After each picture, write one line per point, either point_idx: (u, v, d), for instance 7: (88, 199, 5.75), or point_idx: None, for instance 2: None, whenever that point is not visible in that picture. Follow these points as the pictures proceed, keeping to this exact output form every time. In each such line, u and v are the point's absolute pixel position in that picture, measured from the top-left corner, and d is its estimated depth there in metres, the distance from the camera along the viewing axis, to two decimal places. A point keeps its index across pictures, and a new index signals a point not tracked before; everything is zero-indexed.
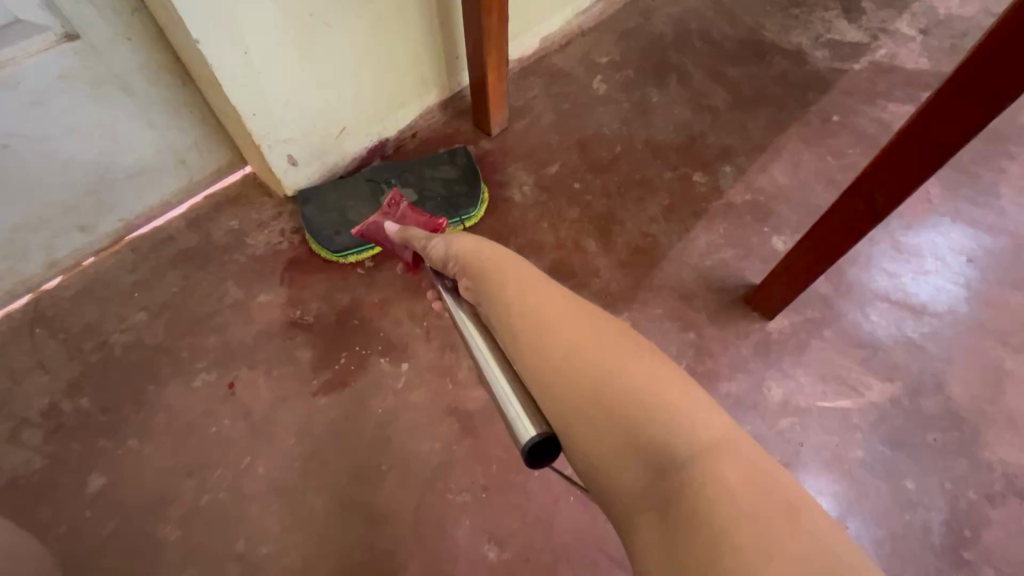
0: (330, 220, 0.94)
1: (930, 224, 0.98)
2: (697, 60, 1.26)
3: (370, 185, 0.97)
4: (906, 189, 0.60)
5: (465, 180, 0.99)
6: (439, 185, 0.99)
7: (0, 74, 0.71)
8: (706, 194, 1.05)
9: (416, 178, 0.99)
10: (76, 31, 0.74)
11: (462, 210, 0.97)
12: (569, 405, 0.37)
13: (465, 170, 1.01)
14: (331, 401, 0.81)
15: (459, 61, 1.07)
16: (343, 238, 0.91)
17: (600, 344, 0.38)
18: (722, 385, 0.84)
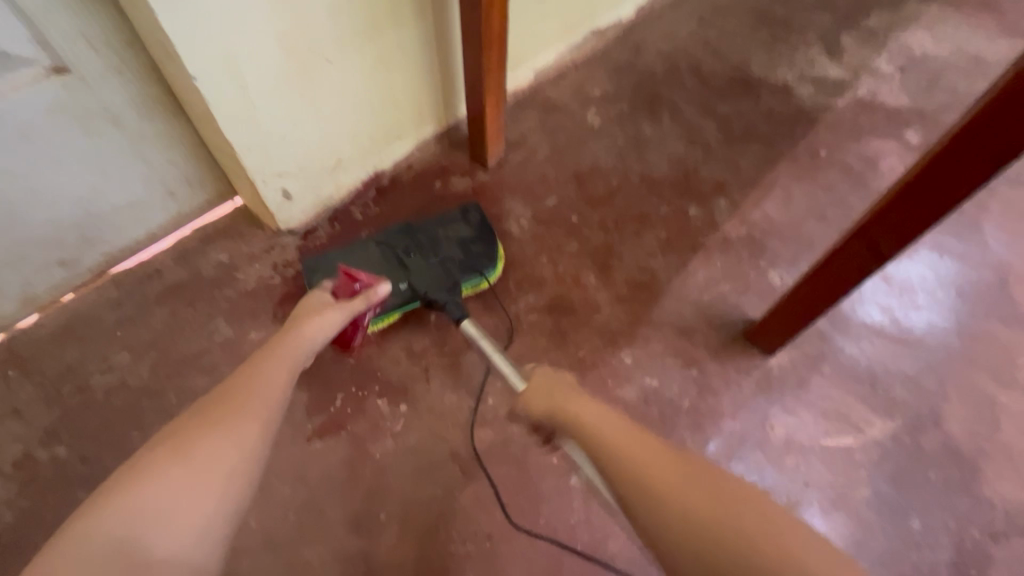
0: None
1: (918, 259, 1.00)
2: (688, 95, 1.29)
3: (382, 253, 0.88)
4: (910, 233, 0.61)
5: (483, 240, 0.92)
6: (455, 245, 0.91)
7: None
8: (702, 228, 1.06)
9: (429, 239, 0.91)
10: (67, 65, 0.71)
11: (482, 269, 0.90)
12: (714, 562, 0.42)
13: (480, 229, 0.94)
14: (327, 446, 0.78)
15: (457, 94, 1.07)
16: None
17: (728, 505, 0.45)
18: (725, 423, 0.83)
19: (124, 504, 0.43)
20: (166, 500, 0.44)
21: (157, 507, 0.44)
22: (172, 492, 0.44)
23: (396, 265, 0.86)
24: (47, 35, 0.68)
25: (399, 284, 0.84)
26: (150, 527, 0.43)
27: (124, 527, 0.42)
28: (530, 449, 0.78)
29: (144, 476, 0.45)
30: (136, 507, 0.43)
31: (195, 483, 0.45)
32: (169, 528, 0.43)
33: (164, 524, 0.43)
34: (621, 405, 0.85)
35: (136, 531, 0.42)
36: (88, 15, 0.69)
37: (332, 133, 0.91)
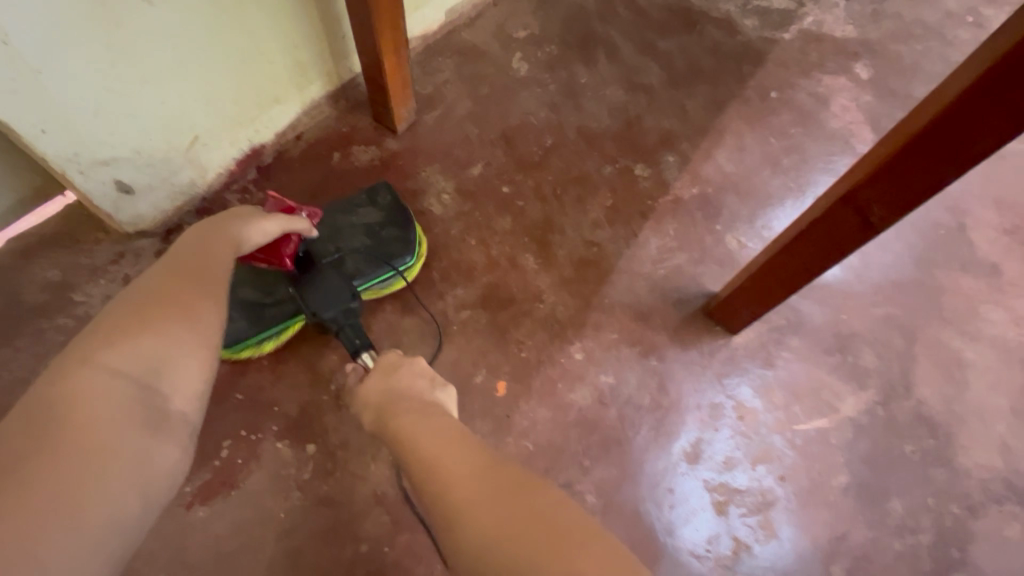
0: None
1: None
2: (626, 32, 1.12)
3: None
4: (908, 200, 0.49)
5: (394, 223, 0.75)
6: (359, 234, 0.74)
7: None
8: (651, 190, 0.93)
9: (327, 229, 0.73)
10: None
11: (397, 259, 0.74)
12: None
13: (390, 210, 0.76)
14: (214, 511, 0.62)
15: (347, 41, 0.84)
16: (235, 330, 0.64)
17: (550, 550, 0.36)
18: (690, 418, 0.74)
19: (139, 349, 0.41)
20: (181, 354, 0.43)
21: (167, 359, 0.42)
22: (183, 348, 0.43)
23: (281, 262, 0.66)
24: None
25: (286, 287, 0.64)
26: (167, 378, 0.42)
27: (141, 373, 0.40)
28: None
29: (146, 329, 0.42)
30: (146, 357, 0.41)
31: (201, 345, 0.45)
32: (182, 382, 0.43)
33: (181, 379, 0.43)
34: (575, 409, 0.73)
35: (154, 381, 0.41)
36: None
37: (173, 100, 0.69)
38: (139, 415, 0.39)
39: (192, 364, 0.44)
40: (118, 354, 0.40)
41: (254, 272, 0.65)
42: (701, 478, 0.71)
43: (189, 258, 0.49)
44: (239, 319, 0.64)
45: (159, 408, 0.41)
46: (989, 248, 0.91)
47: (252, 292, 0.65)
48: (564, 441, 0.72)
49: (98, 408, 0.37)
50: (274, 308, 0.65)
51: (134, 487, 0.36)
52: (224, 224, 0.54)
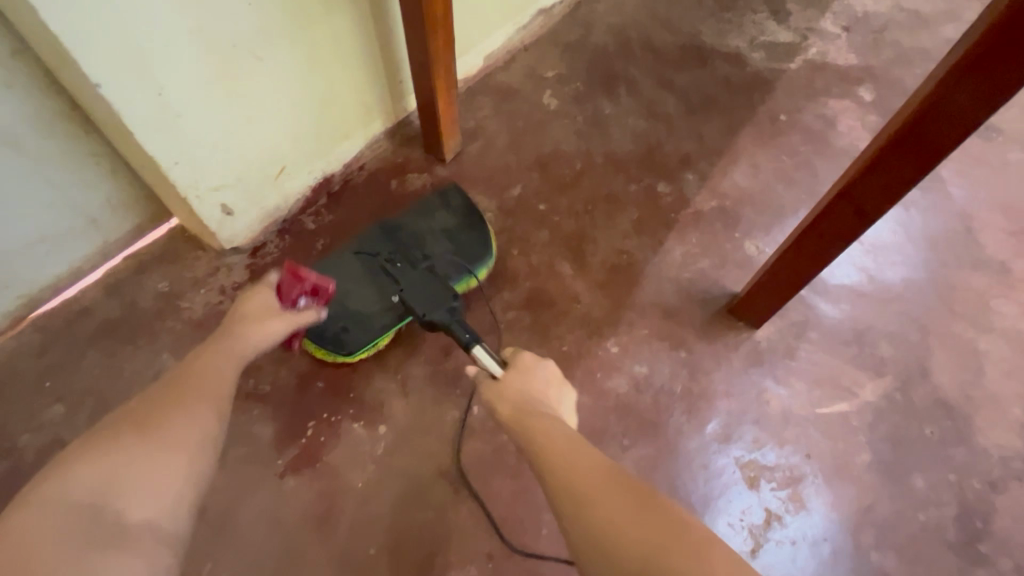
0: (328, 319, 0.75)
1: None
2: (644, 69, 1.26)
3: (358, 263, 0.76)
4: (895, 190, 0.58)
5: (470, 226, 0.82)
6: (441, 240, 0.80)
7: None
8: (673, 204, 1.03)
9: (410, 236, 0.80)
10: None
11: (476, 262, 0.81)
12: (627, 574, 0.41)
13: (464, 212, 0.83)
14: (302, 481, 0.71)
15: (405, 84, 0.99)
16: (351, 340, 0.73)
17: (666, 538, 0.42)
18: (720, 404, 0.81)
19: (97, 470, 0.45)
20: (141, 470, 0.46)
21: (122, 477, 0.45)
22: (142, 458, 0.46)
23: (382, 276, 0.75)
24: None
25: (392, 299, 0.74)
26: (121, 494, 0.44)
27: (95, 491, 0.44)
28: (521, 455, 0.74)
29: (111, 451, 0.46)
30: (105, 474, 0.45)
31: (163, 453, 0.47)
32: (141, 495, 0.45)
33: (141, 491, 0.45)
34: (613, 396, 0.81)
35: (112, 495, 0.44)
36: None
37: (268, 137, 0.83)
38: (86, 536, 0.41)
39: (151, 478, 0.46)
40: (80, 476, 0.44)
41: (361, 288, 0.75)
42: (733, 456, 0.77)
43: (182, 371, 0.55)
44: (353, 331, 0.74)
45: (112, 524, 0.43)
46: (996, 248, 0.97)
47: (362, 305, 0.74)
48: (604, 424, 0.80)
49: (46, 532, 0.40)
50: (380, 317, 0.74)
51: None
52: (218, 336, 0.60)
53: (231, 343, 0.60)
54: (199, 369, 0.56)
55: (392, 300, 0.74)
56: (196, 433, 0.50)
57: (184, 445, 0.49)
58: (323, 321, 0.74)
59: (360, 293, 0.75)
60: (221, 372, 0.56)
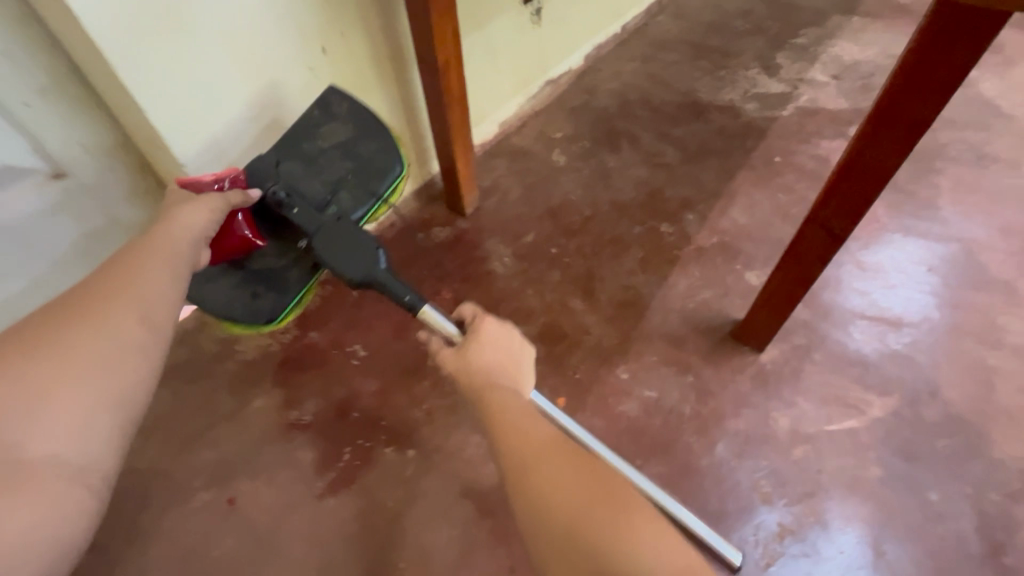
0: (230, 282, 0.68)
1: (885, 241, 1.06)
2: (644, 125, 1.38)
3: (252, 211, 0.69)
4: (857, 211, 0.64)
5: (369, 137, 0.73)
6: (337, 159, 0.71)
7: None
8: (676, 242, 1.11)
9: (300, 163, 0.70)
10: (64, 170, 0.77)
11: (381, 183, 0.71)
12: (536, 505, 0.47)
13: (357, 121, 0.74)
14: (340, 501, 0.79)
15: (429, 152, 1.14)
16: (268, 304, 0.68)
17: (577, 480, 0.48)
18: (729, 424, 0.84)
19: None
20: (40, 399, 0.44)
21: (22, 405, 0.43)
22: (43, 389, 0.44)
23: (279, 222, 0.68)
24: (43, 143, 0.74)
25: (297, 246, 0.68)
26: (18, 425, 0.43)
27: None
28: None
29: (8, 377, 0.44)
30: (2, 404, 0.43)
31: (66, 386, 0.45)
32: (41, 424, 0.43)
33: (41, 427, 0.43)
34: (625, 419, 0.87)
35: (7, 425, 0.42)
36: (78, 121, 0.75)
37: None
38: None
39: (52, 407, 0.44)
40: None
41: (261, 241, 0.69)
42: (747, 473, 0.80)
43: (86, 284, 0.51)
44: (268, 293, 0.68)
45: (8, 460, 0.42)
46: (998, 269, 1.01)
47: (264, 261, 0.68)
48: (618, 446, 0.84)
49: None
50: (294, 272, 0.68)
51: None
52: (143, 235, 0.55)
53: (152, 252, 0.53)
54: (113, 285, 0.50)
55: (298, 248, 0.68)
56: (103, 351, 0.47)
57: (88, 365, 0.46)
58: (228, 289, 0.68)
59: (263, 247, 0.68)
60: (138, 290, 0.51)
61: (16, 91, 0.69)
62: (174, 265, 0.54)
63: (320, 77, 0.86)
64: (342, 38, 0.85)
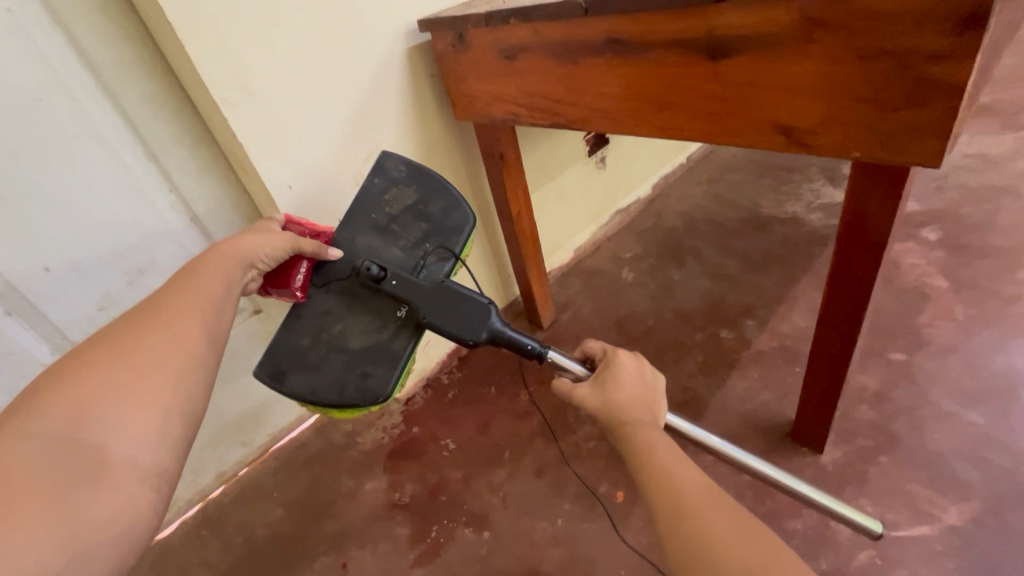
0: (338, 367, 0.76)
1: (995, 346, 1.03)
2: (708, 240, 1.53)
3: (343, 294, 0.79)
4: (857, 316, 0.72)
5: (431, 198, 0.82)
6: (410, 225, 0.81)
7: (149, 262, 0.96)
8: (736, 346, 1.19)
9: (383, 237, 0.81)
10: (214, 240, 1.01)
11: (456, 239, 0.80)
12: (694, 549, 0.48)
13: (419, 182, 0.83)
14: (426, 571, 0.93)
15: (511, 278, 1.40)
16: (379, 379, 0.74)
17: (741, 530, 0.48)
18: (787, 522, 0.85)
19: (77, 401, 0.47)
20: (124, 402, 0.48)
21: (108, 408, 0.47)
22: (124, 389, 0.49)
23: (374, 300, 0.77)
24: None
25: (396, 316, 0.76)
26: (102, 424, 0.47)
27: (71, 421, 0.46)
28: (595, 561, 0.89)
29: (94, 382, 0.49)
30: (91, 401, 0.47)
31: (144, 388, 0.50)
32: (121, 424, 0.47)
33: (120, 422, 0.47)
34: None
35: (88, 425, 0.46)
36: None
37: None
38: (64, 469, 0.43)
39: (133, 410, 0.48)
40: (61, 404, 0.47)
41: (359, 322, 0.77)
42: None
43: (155, 308, 0.58)
44: (378, 367, 0.75)
45: (91, 457, 0.45)
46: None
47: (366, 340, 0.76)
48: None
49: (19, 461, 0.42)
50: (398, 339, 0.76)
51: (60, 529, 0.40)
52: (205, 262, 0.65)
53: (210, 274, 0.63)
54: (172, 302, 0.59)
55: (396, 318, 0.76)
56: (176, 362, 0.53)
57: (166, 375, 0.52)
58: (336, 374, 0.76)
59: (362, 325, 0.77)
60: (196, 309, 0.59)
61: None
62: (231, 277, 0.64)
63: None
64: None
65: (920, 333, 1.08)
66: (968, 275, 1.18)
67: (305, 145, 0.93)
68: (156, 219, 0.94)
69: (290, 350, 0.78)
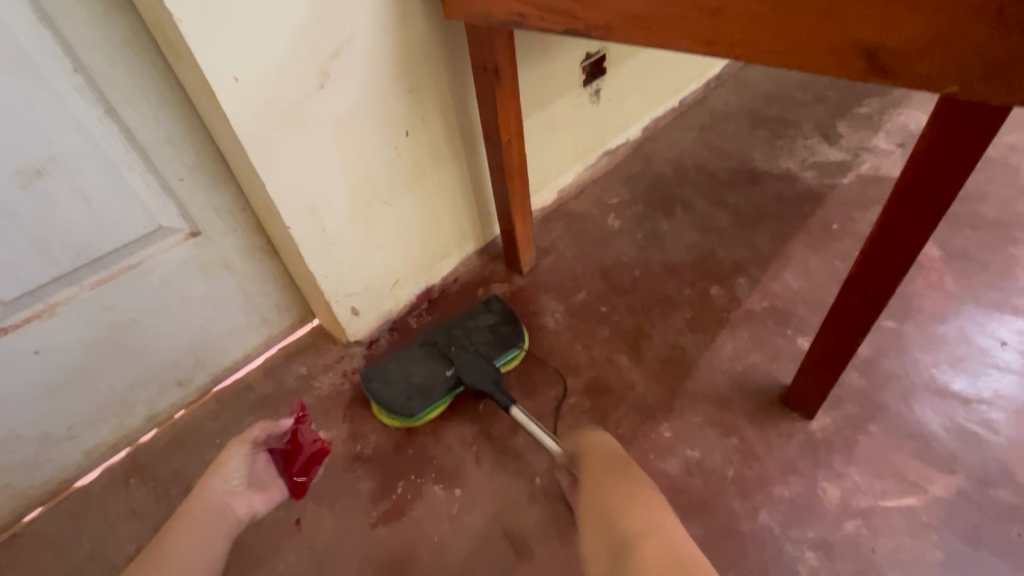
0: (396, 390, 0.96)
1: (970, 318, 1.02)
2: (699, 191, 1.44)
3: (423, 350, 1.00)
4: (890, 280, 0.66)
5: (509, 322, 1.03)
6: (485, 330, 1.02)
7: (54, 166, 0.76)
8: (725, 304, 1.13)
9: (462, 331, 1.02)
10: (139, 145, 0.82)
11: (514, 347, 1.01)
12: (587, 504, 0.62)
13: (504, 313, 1.05)
14: (390, 531, 0.85)
15: (491, 214, 1.27)
16: (416, 403, 0.94)
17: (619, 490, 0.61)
18: (774, 489, 0.84)
19: None
20: None
21: None
22: None
23: (437, 358, 0.98)
24: (189, 207, 0.91)
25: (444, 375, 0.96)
26: None
27: None
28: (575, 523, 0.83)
29: None
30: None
31: None
32: None
33: None
34: (665, 477, 0.88)
35: None
36: (215, 190, 0.92)
37: (388, 258, 1.10)
38: None
39: None
40: None
41: (423, 367, 0.97)
42: (798, 543, 0.79)
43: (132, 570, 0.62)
44: (417, 398, 0.95)
45: None
46: None
47: (424, 377, 0.96)
48: None
49: None
50: (436, 388, 0.95)
51: None
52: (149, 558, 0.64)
53: (199, 527, 0.68)
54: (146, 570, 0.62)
55: (446, 374, 0.96)
56: None
57: None
58: (391, 392, 0.95)
59: (423, 371, 0.97)
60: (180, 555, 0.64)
61: (173, 167, 0.86)
62: (223, 526, 0.70)
63: (402, 153, 1.01)
64: (420, 122, 1.00)
65: (912, 300, 1.05)
66: (959, 244, 1.15)
67: (254, 27, 0.73)
68: (57, 106, 0.73)
69: (375, 368, 0.99)
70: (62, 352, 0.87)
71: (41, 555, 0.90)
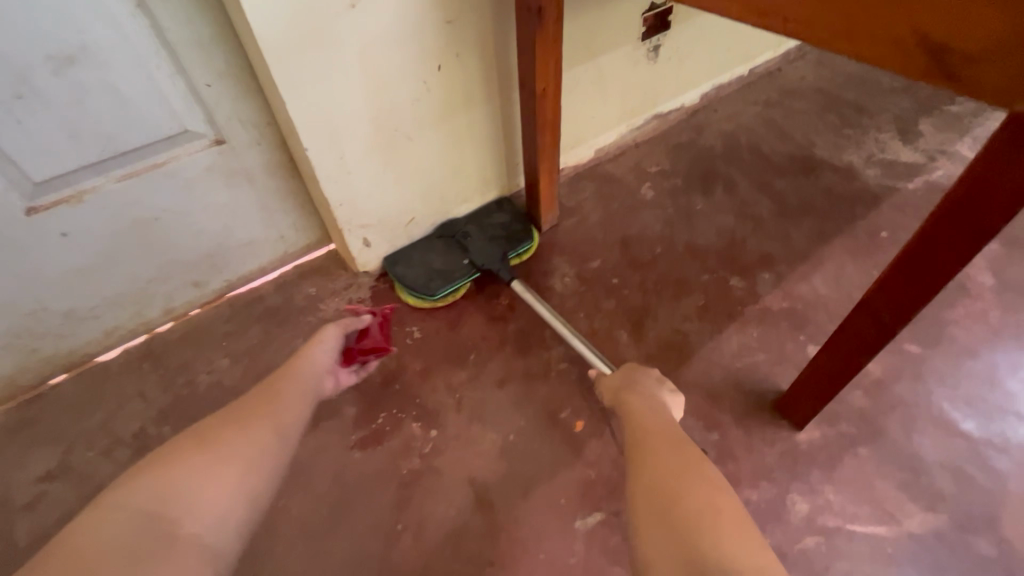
0: (418, 273, 1.08)
1: (1006, 359, 0.94)
2: (745, 172, 1.35)
3: (443, 242, 1.12)
4: (912, 307, 0.61)
5: (519, 222, 1.16)
6: (498, 228, 1.15)
7: (86, 56, 0.77)
8: (742, 297, 1.08)
9: (476, 227, 1.14)
10: (170, 47, 0.82)
11: (522, 243, 1.13)
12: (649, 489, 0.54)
13: (514, 215, 1.18)
14: (364, 456, 0.90)
15: (519, 165, 1.23)
16: (438, 284, 1.05)
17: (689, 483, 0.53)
18: (742, 491, 0.83)
19: (152, 489, 0.50)
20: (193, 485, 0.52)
21: (179, 491, 0.51)
22: (205, 470, 0.54)
23: (455, 248, 1.10)
24: (215, 115, 0.92)
25: (462, 262, 1.09)
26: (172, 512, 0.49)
27: (155, 502, 0.50)
28: (538, 483, 0.85)
29: (175, 461, 0.53)
30: (164, 494, 0.50)
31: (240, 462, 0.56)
32: (193, 511, 0.50)
33: (204, 495, 0.52)
34: None
35: (172, 507, 0.50)
36: (242, 102, 0.93)
37: (406, 194, 1.09)
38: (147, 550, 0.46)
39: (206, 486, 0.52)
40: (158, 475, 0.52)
41: (444, 257, 1.10)
42: None
43: (252, 398, 0.66)
44: (437, 280, 1.06)
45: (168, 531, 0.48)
46: None
47: (443, 264, 1.08)
48: (624, 479, 0.85)
49: (198, 508, 0.51)
50: (455, 273, 1.06)
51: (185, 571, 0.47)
52: (266, 391, 0.68)
53: (300, 389, 0.70)
54: (261, 405, 0.64)
55: (462, 262, 1.09)
56: (257, 446, 0.59)
57: (238, 456, 0.56)
58: (414, 273, 1.07)
59: (443, 260, 1.09)
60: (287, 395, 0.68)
61: (201, 71, 0.86)
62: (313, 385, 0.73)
63: (432, 89, 0.97)
64: (454, 57, 0.96)
65: (944, 328, 0.98)
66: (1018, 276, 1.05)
67: None
68: None
69: (400, 256, 1.11)
70: (87, 237, 0.92)
71: (58, 416, 0.99)
